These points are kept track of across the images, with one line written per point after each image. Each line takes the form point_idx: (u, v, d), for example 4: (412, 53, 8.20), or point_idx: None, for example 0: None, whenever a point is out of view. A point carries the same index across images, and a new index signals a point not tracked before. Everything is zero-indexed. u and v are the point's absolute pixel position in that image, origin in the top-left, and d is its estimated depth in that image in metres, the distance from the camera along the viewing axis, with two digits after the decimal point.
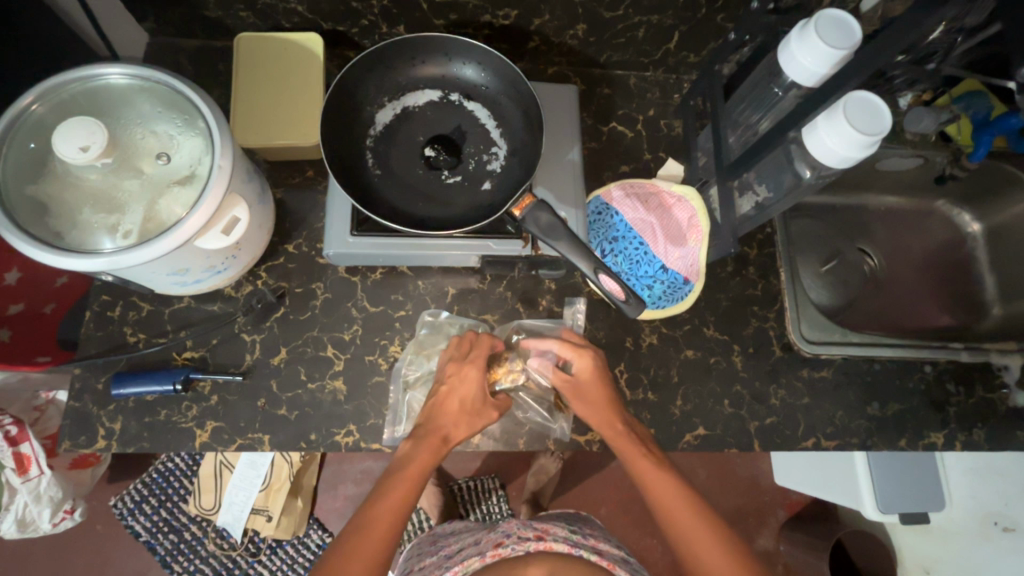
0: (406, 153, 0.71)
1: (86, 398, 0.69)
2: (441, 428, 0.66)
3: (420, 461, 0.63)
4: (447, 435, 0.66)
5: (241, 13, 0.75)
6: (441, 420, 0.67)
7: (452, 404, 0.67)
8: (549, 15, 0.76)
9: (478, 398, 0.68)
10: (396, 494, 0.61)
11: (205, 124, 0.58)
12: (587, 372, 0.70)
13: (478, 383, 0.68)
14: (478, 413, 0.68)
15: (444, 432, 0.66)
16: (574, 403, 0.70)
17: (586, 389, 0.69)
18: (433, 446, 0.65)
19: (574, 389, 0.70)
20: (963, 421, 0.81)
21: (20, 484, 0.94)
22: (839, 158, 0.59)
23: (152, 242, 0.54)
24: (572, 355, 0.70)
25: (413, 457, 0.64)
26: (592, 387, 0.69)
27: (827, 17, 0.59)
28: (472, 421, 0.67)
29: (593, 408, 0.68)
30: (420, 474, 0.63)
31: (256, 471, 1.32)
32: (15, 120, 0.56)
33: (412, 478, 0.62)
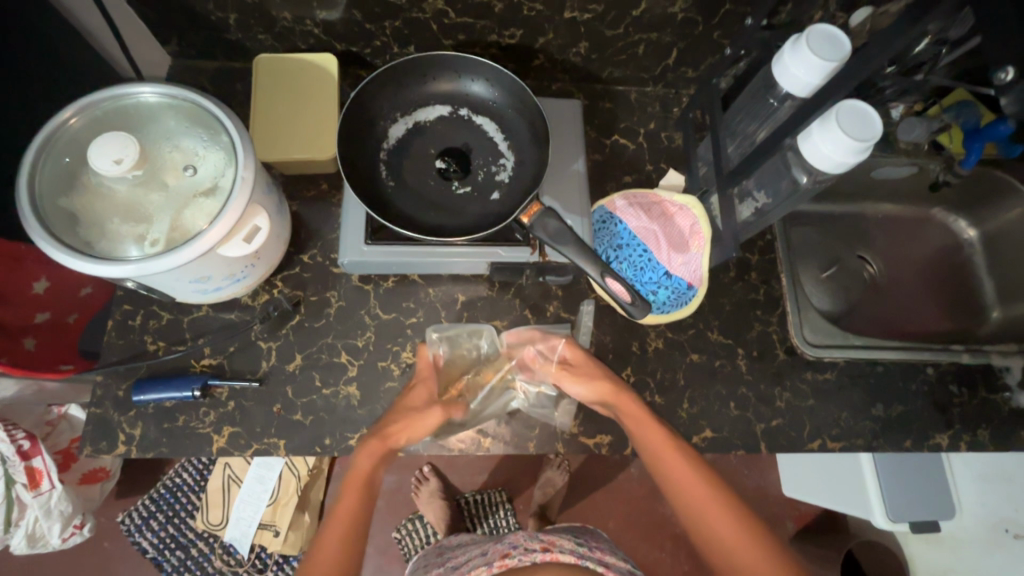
0: (418, 165, 0.74)
1: (107, 404, 0.71)
2: (382, 432, 0.68)
3: (361, 467, 0.66)
4: (388, 436, 0.68)
5: (260, 35, 0.80)
6: (386, 425, 0.69)
7: (399, 413, 0.70)
8: (553, 33, 0.80)
9: (427, 402, 0.72)
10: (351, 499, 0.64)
11: (228, 138, 0.61)
12: (580, 357, 0.75)
13: (417, 396, 0.72)
14: (421, 413, 0.70)
15: (381, 434, 0.68)
16: (567, 381, 0.73)
17: (585, 372, 0.73)
18: (372, 450, 0.67)
19: (575, 373, 0.74)
20: (966, 422, 0.82)
21: (31, 499, 0.95)
22: (816, 153, 0.62)
23: (178, 250, 0.56)
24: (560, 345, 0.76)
25: (353, 466, 0.66)
26: (593, 369, 0.74)
27: (819, 31, 0.62)
28: (419, 421, 0.69)
29: (613, 397, 0.72)
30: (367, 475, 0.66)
31: (263, 486, 1.33)
32: (51, 136, 0.59)
33: (362, 481, 0.65)
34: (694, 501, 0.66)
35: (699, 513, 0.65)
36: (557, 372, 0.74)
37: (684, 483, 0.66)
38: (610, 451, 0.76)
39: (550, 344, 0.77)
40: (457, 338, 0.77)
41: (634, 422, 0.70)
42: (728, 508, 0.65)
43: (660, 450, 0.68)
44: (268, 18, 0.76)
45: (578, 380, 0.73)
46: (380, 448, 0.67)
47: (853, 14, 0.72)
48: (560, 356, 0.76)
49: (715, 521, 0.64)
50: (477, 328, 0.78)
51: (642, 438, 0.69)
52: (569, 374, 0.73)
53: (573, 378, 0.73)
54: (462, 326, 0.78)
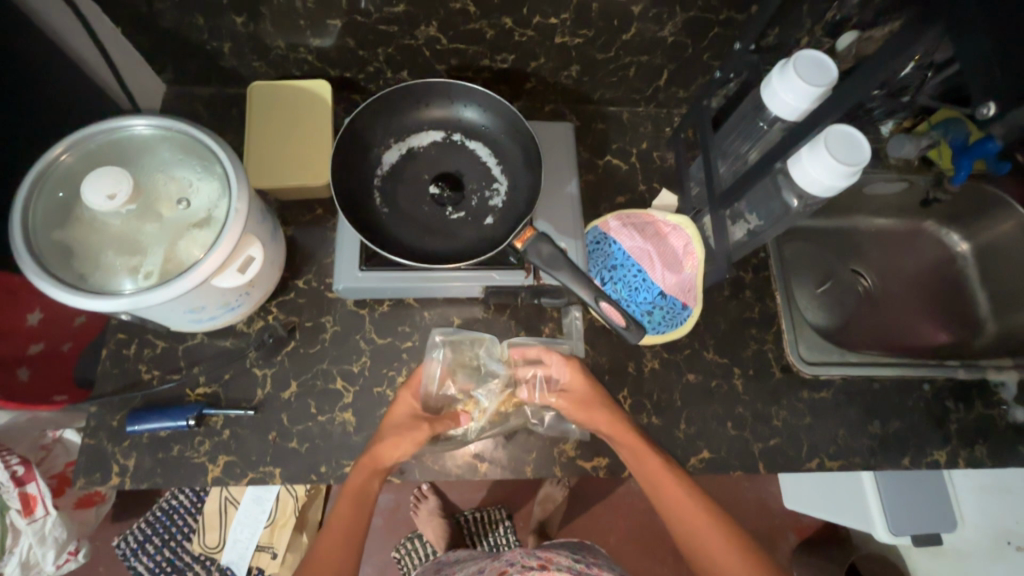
0: (412, 191, 0.75)
1: (101, 435, 0.71)
2: (375, 451, 0.67)
3: (358, 481, 0.66)
4: (381, 456, 0.67)
5: (254, 63, 0.80)
6: (377, 445, 0.68)
7: (388, 431, 0.69)
8: (544, 58, 0.80)
9: (413, 418, 0.71)
10: (341, 518, 0.64)
11: (222, 169, 0.62)
12: (576, 378, 0.74)
13: (403, 416, 0.70)
14: (410, 429, 0.69)
15: (374, 452, 0.67)
16: (566, 405, 0.72)
17: (579, 397, 0.73)
18: (366, 469, 0.66)
19: (573, 399, 0.73)
20: (964, 438, 0.82)
21: (25, 526, 0.93)
22: (796, 161, 0.63)
23: (172, 282, 0.56)
24: (558, 363, 0.75)
25: (348, 481, 0.66)
26: (592, 394, 0.73)
27: (805, 58, 0.63)
28: (407, 437, 0.68)
29: (608, 426, 0.71)
30: (361, 492, 0.65)
31: (260, 507, 1.31)
32: (44, 171, 0.59)
33: (354, 498, 0.65)
34: (694, 531, 0.65)
35: (702, 542, 0.64)
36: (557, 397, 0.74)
37: (684, 513, 0.66)
38: (608, 473, 0.75)
39: (550, 364, 0.75)
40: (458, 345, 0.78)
41: (632, 453, 0.69)
42: (726, 535, 0.65)
43: (659, 481, 0.67)
44: (262, 46, 0.77)
45: (577, 408, 0.72)
46: (375, 467, 0.67)
47: (839, 38, 0.73)
48: (560, 380, 0.75)
49: (713, 551, 0.64)
50: (483, 341, 0.78)
51: (641, 469, 0.68)
52: (568, 400, 0.73)
53: (570, 404, 0.72)
54: (464, 333, 0.78)
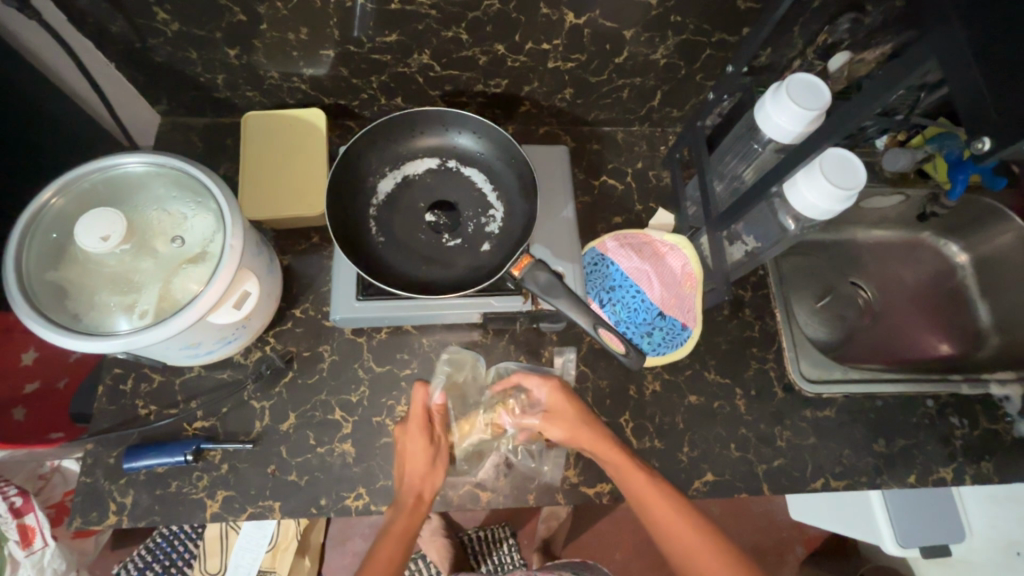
0: (408, 219, 0.74)
1: (97, 473, 0.70)
2: (413, 489, 0.66)
3: (400, 524, 0.64)
4: (421, 493, 0.66)
5: (248, 93, 0.81)
6: (411, 482, 0.67)
7: (411, 463, 0.68)
8: (538, 82, 0.81)
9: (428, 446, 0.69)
10: (385, 550, 0.62)
11: (216, 204, 0.61)
12: (557, 398, 0.73)
13: (422, 444, 0.68)
14: (433, 460, 0.68)
15: (412, 488, 0.66)
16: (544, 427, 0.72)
17: (557, 417, 0.72)
18: (411, 508, 0.65)
19: (554, 418, 0.72)
20: (970, 454, 0.82)
21: (24, 558, 0.89)
22: (792, 185, 0.63)
23: (168, 321, 0.56)
24: (539, 386, 0.74)
25: (392, 524, 0.64)
26: (571, 413, 0.72)
27: (797, 81, 0.63)
28: (437, 468, 0.68)
29: (592, 446, 0.70)
30: (409, 532, 0.64)
31: (262, 532, 1.29)
32: (36, 213, 0.59)
33: (400, 536, 0.63)
34: (687, 549, 0.63)
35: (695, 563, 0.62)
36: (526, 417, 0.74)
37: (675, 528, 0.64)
38: (611, 500, 0.74)
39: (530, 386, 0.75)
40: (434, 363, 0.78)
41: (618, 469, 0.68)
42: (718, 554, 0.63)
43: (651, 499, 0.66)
44: (256, 77, 0.77)
45: (555, 427, 0.71)
46: (418, 504, 0.66)
47: (832, 58, 0.73)
48: (541, 401, 0.74)
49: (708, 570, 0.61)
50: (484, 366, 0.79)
51: (626, 485, 0.67)
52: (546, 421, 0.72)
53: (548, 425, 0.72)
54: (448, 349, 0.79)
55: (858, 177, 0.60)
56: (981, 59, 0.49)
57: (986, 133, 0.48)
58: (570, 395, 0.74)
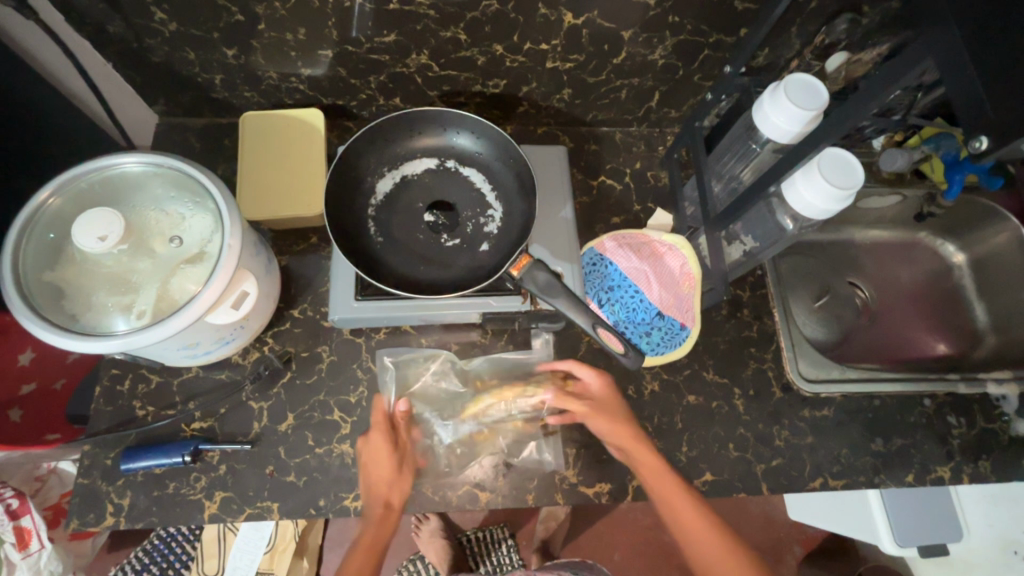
0: (406, 219, 0.74)
1: (94, 474, 0.69)
2: (380, 499, 0.68)
3: (371, 534, 0.65)
4: (388, 502, 0.67)
5: (246, 93, 0.80)
6: (378, 492, 0.68)
7: (377, 473, 0.69)
8: (536, 82, 0.81)
9: (390, 455, 0.69)
10: (356, 563, 0.64)
11: (214, 204, 0.61)
12: (606, 394, 0.75)
13: (386, 454, 0.69)
14: (397, 469, 0.69)
15: (377, 499, 0.67)
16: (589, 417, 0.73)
17: (606, 409, 0.73)
18: (379, 519, 0.66)
19: (597, 407, 0.74)
20: (968, 453, 0.82)
21: (20, 561, 0.88)
22: (791, 185, 0.63)
23: (165, 321, 0.56)
24: (590, 378, 0.76)
25: (364, 535, 0.66)
26: (615, 407, 0.74)
27: (795, 81, 0.63)
28: (402, 476, 0.69)
29: (628, 443, 0.71)
30: (380, 543, 0.65)
31: (260, 533, 1.30)
32: (33, 213, 0.59)
33: (371, 548, 0.65)
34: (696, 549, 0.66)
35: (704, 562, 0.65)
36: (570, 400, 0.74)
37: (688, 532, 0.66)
38: (610, 499, 0.75)
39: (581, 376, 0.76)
40: (410, 364, 0.77)
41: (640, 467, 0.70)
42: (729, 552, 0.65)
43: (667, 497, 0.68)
44: (254, 77, 0.77)
45: (600, 419, 0.72)
46: (387, 514, 0.67)
47: (829, 59, 0.73)
48: (589, 393, 0.75)
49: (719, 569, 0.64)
50: (484, 364, 0.78)
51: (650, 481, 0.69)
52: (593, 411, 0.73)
53: (596, 414, 0.73)
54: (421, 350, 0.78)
55: (856, 177, 0.60)
56: (978, 58, 0.49)
57: (982, 132, 0.49)
58: (616, 391, 0.76)
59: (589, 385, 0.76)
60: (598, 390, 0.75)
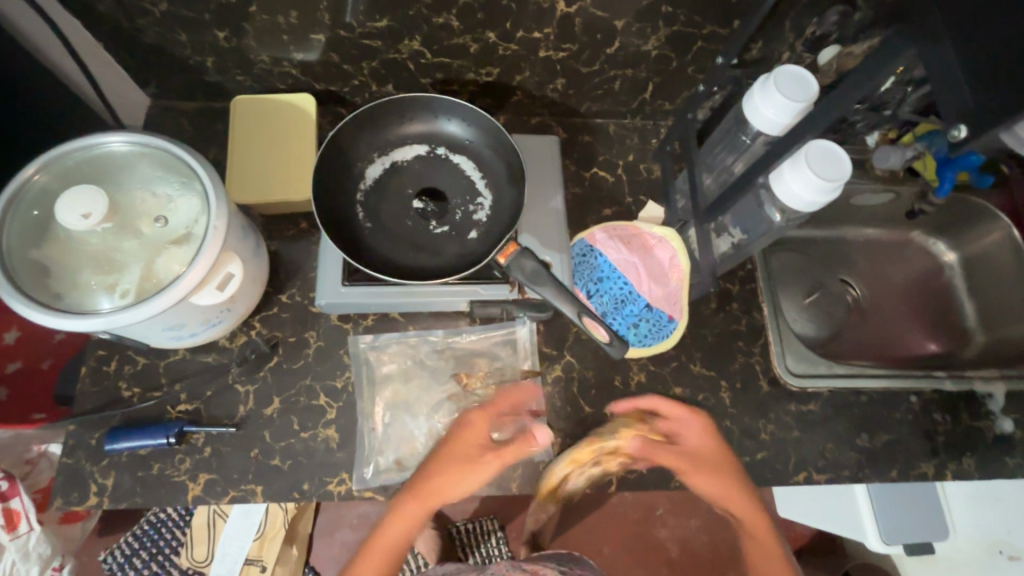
0: (396, 205, 0.74)
1: (79, 454, 0.70)
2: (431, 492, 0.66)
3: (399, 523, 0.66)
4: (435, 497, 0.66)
5: (238, 77, 0.80)
6: (436, 483, 0.66)
7: (453, 459, 0.67)
8: (529, 71, 0.80)
9: (479, 450, 0.67)
10: (391, 533, 0.67)
11: (201, 185, 0.61)
12: (709, 447, 0.72)
13: (478, 442, 0.68)
14: (476, 465, 0.66)
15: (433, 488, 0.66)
16: (681, 467, 0.71)
17: (705, 461, 0.71)
18: (418, 509, 0.66)
19: (697, 459, 0.71)
20: (952, 450, 0.82)
21: (8, 542, 0.89)
22: (779, 176, 0.63)
23: (148, 301, 0.56)
24: (688, 424, 0.74)
25: (392, 522, 0.67)
26: (716, 460, 0.72)
27: (785, 74, 0.63)
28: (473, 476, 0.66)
29: (718, 492, 0.70)
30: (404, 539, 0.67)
31: (250, 520, 1.27)
32: (19, 189, 0.58)
33: (394, 540, 0.67)
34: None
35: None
36: (654, 445, 0.72)
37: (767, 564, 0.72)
38: (595, 489, 0.75)
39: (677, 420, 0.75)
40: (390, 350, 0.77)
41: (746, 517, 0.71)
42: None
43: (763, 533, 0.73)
44: (246, 60, 0.76)
45: (712, 477, 0.70)
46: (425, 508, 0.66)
47: (821, 52, 0.73)
48: (685, 441, 0.73)
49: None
50: (471, 352, 0.79)
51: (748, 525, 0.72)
52: (694, 466, 0.70)
53: (695, 470, 0.70)
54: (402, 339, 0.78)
55: (842, 170, 0.60)
56: (962, 50, 0.49)
57: (962, 120, 0.49)
58: (718, 443, 0.73)
59: (688, 430, 0.74)
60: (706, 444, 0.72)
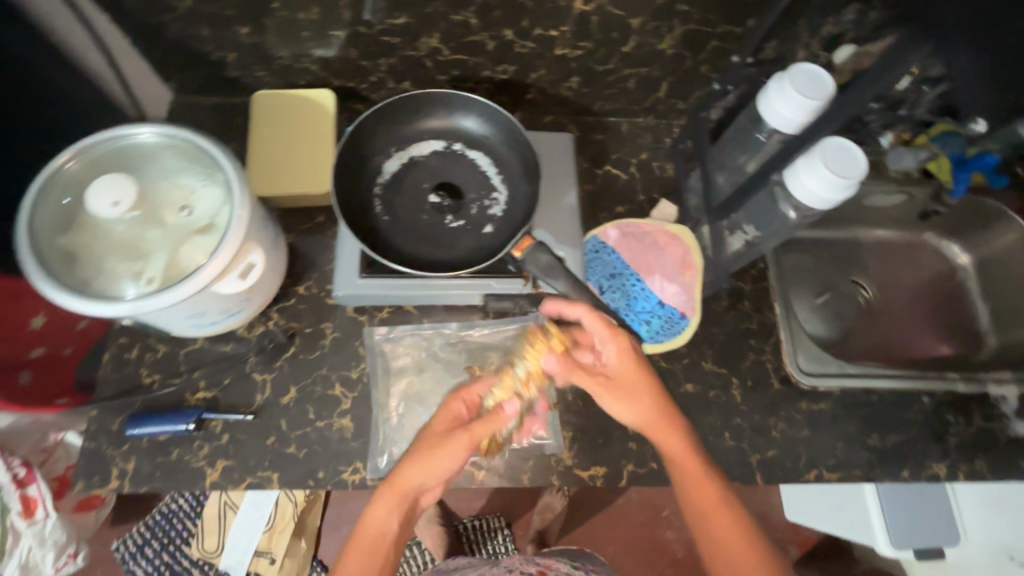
0: (413, 199, 0.75)
1: (101, 438, 0.71)
2: (399, 479, 0.64)
3: (377, 517, 0.64)
4: (399, 485, 0.63)
5: (259, 73, 0.82)
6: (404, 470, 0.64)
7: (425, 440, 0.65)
8: (544, 69, 0.81)
9: (452, 425, 0.66)
10: (374, 518, 0.64)
11: (224, 176, 0.63)
12: (631, 369, 0.67)
13: (450, 419, 0.67)
14: (447, 437, 0.64)
15: (395, 478, 0.64)
16: (603, 394, 0.67)
17: (627, 388, 0.66)
18: (389, 502, 0.64)
19: (618, 385, 0.66)
20: (964, 452, 0.82)
21: (25, 528, 0.90)
22: (793, 173, 0.63)
23: (173, 288, 0.57)
24: (610, 348, 0.68)
25: (368, 520, 0.64)
26: (640, 384, 0.66)
27: (801, 71, 0.64)
28: (447, 449, 0.63)
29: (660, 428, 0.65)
30: (380, 533, 0.64)
31: (260, 512, 1.29)
32: (50, 177, 0.60)
33: (371, 536, 0.64)
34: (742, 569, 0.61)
35: (719, 542, 0.63)
36: (573, 368, 0.68)
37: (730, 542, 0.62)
38: (605, 483, 0.75)
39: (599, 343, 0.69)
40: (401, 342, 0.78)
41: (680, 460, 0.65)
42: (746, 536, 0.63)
43: (693, 480, 0.64)
44: (267, 56, 0.78)
45: (629, 401, 0.66)
46: (395, 496, 0.64)
47: (837, 50, 0.73)
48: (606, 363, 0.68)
49: (734, 550, 0.62)
50: (485, 344, 0.80)
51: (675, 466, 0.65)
52: (605, 389, 0.67)
53: (613, 392, 0.66)
54: (417, 331, 0.79)
55: (856, 168, 0.61)
56: None
57: None
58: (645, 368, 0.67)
59: (611, 351, 0.68)
60: (614, 354, 0.67)
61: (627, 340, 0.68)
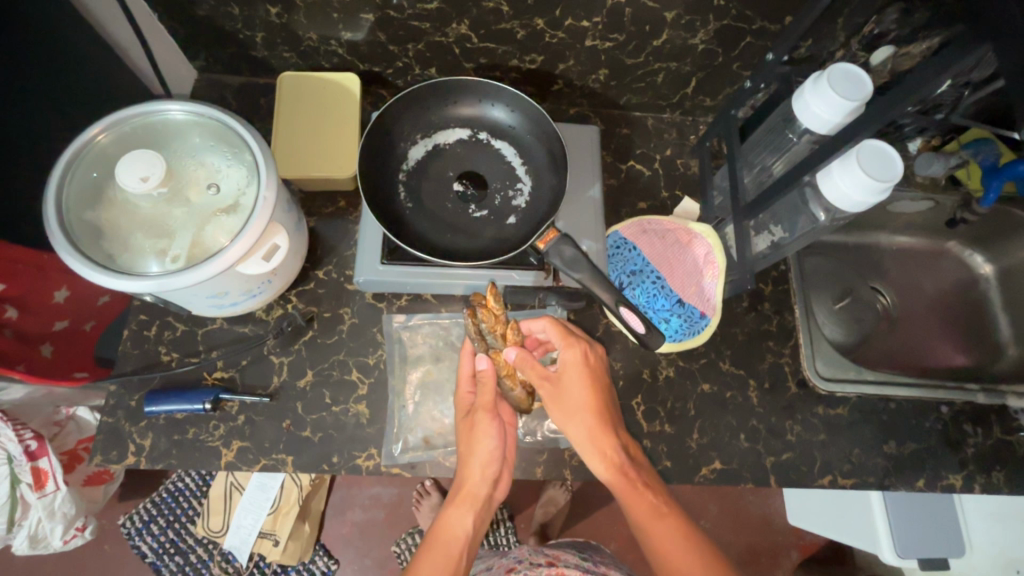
0: (437, 187, 0.75)
1: (119, 414, 0.71)
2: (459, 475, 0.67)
3: (452, 519, 0.65)
4: (462, 481, 0.66)
5: (286, 54, 0.81)
6: (461, 465, 0.67)
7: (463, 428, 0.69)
8: (573, 60, 0.80)
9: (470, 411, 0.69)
10: (454, 514, 0.65)
11: (250, 155, 0.62)
12: (577, 372, 0.68)
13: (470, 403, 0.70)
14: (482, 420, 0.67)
15: (462, 477, 0.67)
16: (550, 398, 0.68)
17: (572, 392, 0.67)
18: (458, 501, 0.66)
19: (559, 390, 0.68)
20: (981, 463, 0.81)
21: (34, 500, 0.91)
22: (826, 173, 0.62)
23: (197, 266, 0.57)
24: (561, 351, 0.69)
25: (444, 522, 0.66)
26: (584, 392, 0.67)
27: (838, 71, 0.62)
28: (487, 428, 0.67)
29: (594, 432, 0.66)
30: (457, 531, 0.64)
31: (265, 494, 1.29)
32: (80, 150, 0.60)
33: (449, 534, 0.64)
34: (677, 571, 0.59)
35: (660, 548, 0.61)
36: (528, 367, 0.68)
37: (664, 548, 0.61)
38: None
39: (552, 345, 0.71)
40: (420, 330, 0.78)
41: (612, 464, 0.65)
42: (688, 540, 0.61)
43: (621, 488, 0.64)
44: (294, 37, 0.77)
45: (564, 411, 0.67)
46: (459, 491, 0.66)
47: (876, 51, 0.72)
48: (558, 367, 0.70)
49: (671, 554, 0.60)
50: None
51: (607, 476, 0.65)
52: (551, 393, 0.68)
53: (555, 396, 0.68)
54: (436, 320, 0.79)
55: (891, 171, 0.60)
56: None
57: None
58: (591, 372, 0.69)
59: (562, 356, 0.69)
60: (565, 359, 0.69)
61: (575, 340, 0.69)
